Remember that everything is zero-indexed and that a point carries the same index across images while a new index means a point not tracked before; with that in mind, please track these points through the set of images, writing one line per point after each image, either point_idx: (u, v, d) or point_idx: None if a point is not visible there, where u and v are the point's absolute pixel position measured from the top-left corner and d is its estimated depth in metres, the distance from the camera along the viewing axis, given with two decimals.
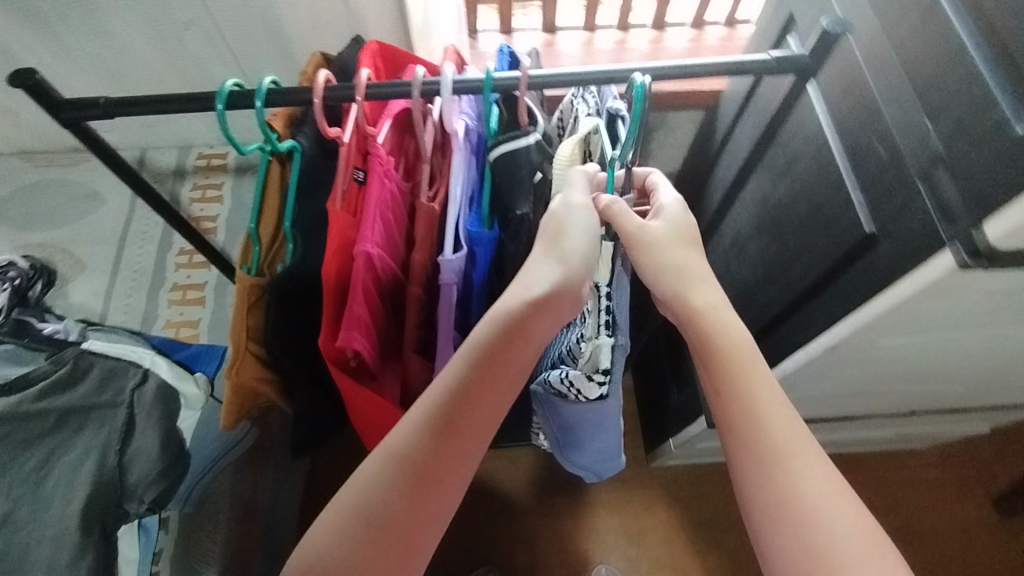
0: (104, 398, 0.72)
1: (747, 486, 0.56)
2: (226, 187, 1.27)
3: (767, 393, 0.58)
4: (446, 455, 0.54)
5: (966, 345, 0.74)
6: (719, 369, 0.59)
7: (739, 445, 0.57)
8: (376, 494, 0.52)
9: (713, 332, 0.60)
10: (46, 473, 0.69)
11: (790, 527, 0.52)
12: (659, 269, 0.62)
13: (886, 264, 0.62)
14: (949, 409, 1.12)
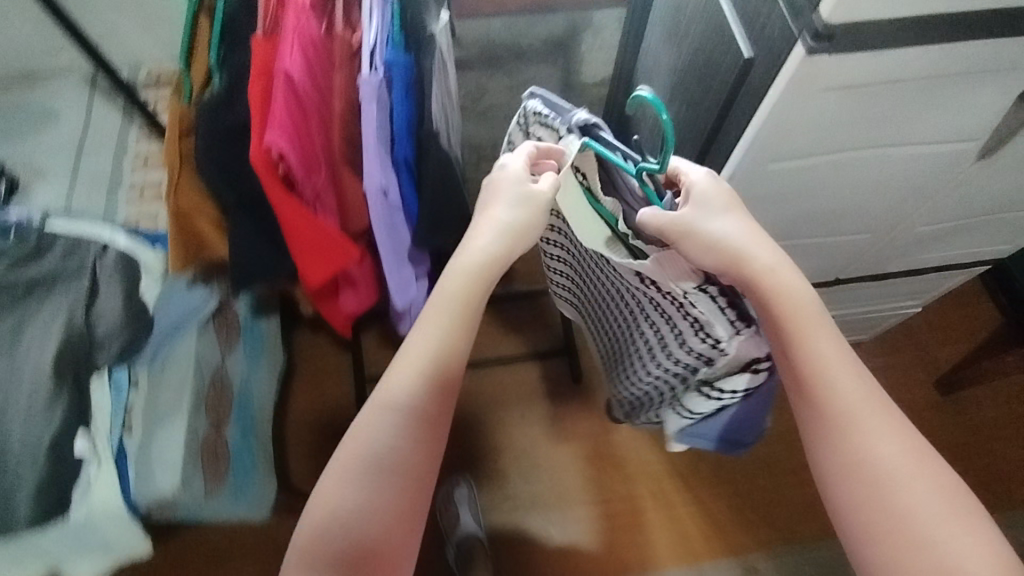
0: (69, 266, 0.77)
1: (823, 452, 0.61)
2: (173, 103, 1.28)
3: (831, 356, 0.61)
4: (432, 424, 0.60)
5: (852, 168, 0.82)
6: (780, 332, 0.63)
7: (813, 408, 0.61)
8: (371, 462, 0.57)
9: (769, 294, 0.63)
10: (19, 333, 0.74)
11: (861, 484, 0.58)
12: (710, 246, 0.63)
13: (761, 78, 0.70)
14: (871, 272, 1.21)
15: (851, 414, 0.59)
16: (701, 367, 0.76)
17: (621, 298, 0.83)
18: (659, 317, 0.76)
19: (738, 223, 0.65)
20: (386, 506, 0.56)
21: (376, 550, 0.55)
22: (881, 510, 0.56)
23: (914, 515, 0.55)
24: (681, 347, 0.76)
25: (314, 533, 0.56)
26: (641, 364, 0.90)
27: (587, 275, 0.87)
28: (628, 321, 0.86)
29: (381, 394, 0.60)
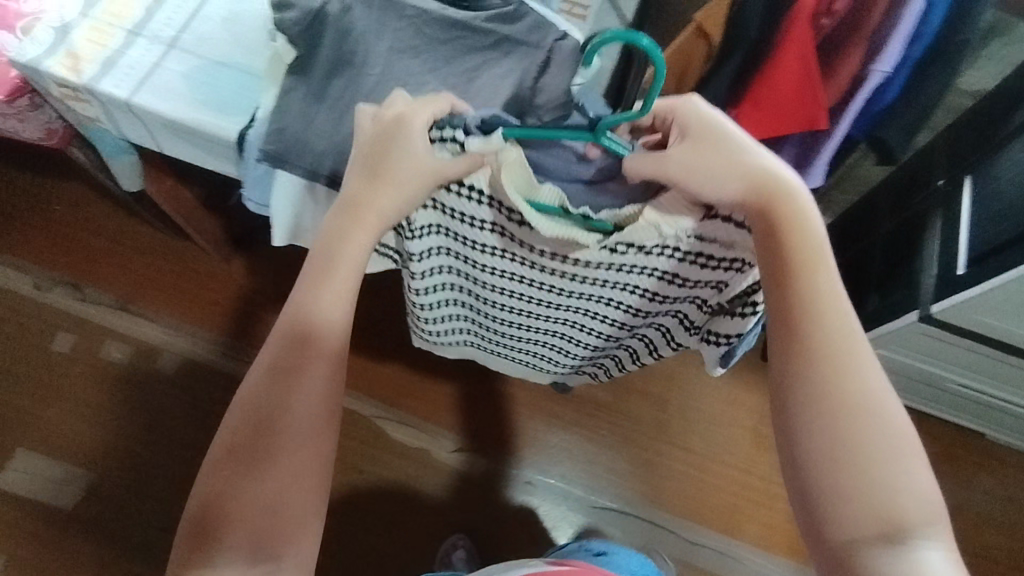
0: (532, 38, 0.89)
1: (802, 399, 0.60)
2: None
3: (823, 313, 0.62)
4: (297, 360, 0.66)
5: None
6: (774, 269, 0.64)
7: (788, 374, 0.62)
8: (277, 408, 0.64)
9: (783, 218, 0.64)
10: (477, 75, 0.90)
11: (844, 439, 0.58)
12: (736, 165, 0.66)
13: None
14: None
15: (838, 371, 0.60)
16: (685, 292, 0.81)
17: (569, 283, 0.84)
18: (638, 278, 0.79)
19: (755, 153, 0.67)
20: (294, 444, 0.64)
21: (271, 498, 0.62)
22: (864, 480, 0.56)
23: (893, 488, 0.56)
24: (680, 290, 0.81)
25: (214, 504, 0.61)
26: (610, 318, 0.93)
27: (508, 275, 0.88)
28: (578, 298, 0.89)
29: (289, 357, 0.66)
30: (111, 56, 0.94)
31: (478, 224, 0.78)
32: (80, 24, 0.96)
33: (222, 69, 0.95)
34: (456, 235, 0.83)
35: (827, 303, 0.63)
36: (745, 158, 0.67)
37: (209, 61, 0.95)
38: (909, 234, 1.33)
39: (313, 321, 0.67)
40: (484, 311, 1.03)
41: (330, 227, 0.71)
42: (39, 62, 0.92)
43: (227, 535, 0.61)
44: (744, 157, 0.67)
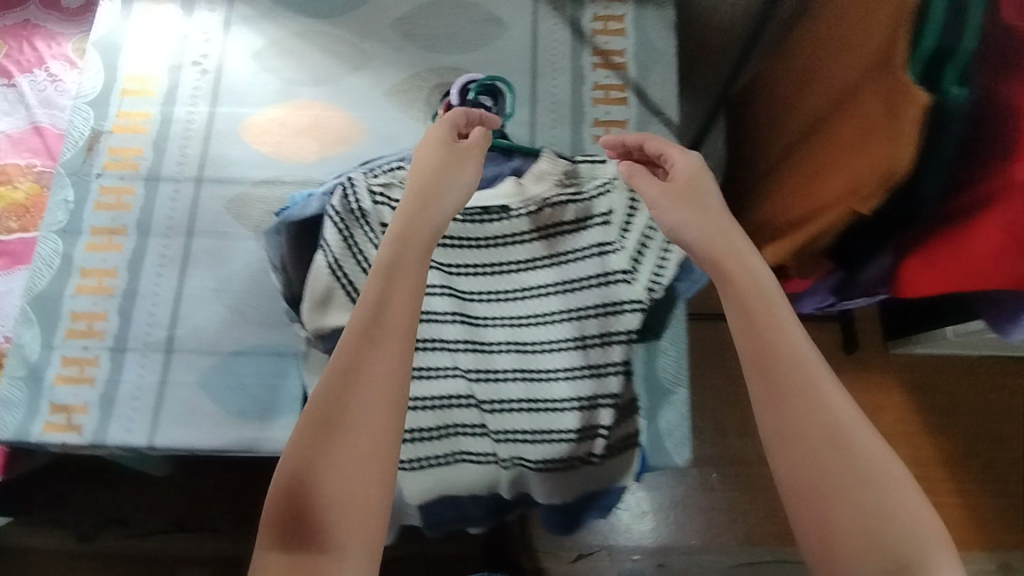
0: (617, 224, 0.71)
1: (814, 463, 0.42)
2: (630, 19, 0.93)
3: (788, 327, 0.46)
4: (393, 322, 0.47)
5: None
6: (726, 289, 0.48)
7: (756, 392, 0.45)
8: (367, 388, 0.45)
9: (728, 265, 0.49)
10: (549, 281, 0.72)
11: (846, 470, 0.41)
12: (705, 211, 0.52)
13: None
14: None
15: (833, 413, 0.43)
16: (628, 259, 0.70)
17: (514, 301, 0.72)
18: (577, 255, 0.72)
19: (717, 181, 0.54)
20: (368, 427, 0.44)
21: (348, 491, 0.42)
22: (869, 524, 0.40)
23: (900, 519, 0.40)
24: (604, 287, 0.70)
25: (299, 467, 0.43)
26: (573, 344, 0.71)
27: (456, 325, 0.70)
28: (523, 325, 0.72)
29: (383, 314, 0.47)
30: (106, 390, 0.76)
31: (443, 263, 0.72)
32: (52, 360, 0.77)
33: (244, 359, 0.78)
34: None
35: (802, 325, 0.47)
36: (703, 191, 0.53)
37: (226, 354, 0.78)
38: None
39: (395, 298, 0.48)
40: (450, 425, 0.70)
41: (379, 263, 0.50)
42: (29, 430, 0.74)
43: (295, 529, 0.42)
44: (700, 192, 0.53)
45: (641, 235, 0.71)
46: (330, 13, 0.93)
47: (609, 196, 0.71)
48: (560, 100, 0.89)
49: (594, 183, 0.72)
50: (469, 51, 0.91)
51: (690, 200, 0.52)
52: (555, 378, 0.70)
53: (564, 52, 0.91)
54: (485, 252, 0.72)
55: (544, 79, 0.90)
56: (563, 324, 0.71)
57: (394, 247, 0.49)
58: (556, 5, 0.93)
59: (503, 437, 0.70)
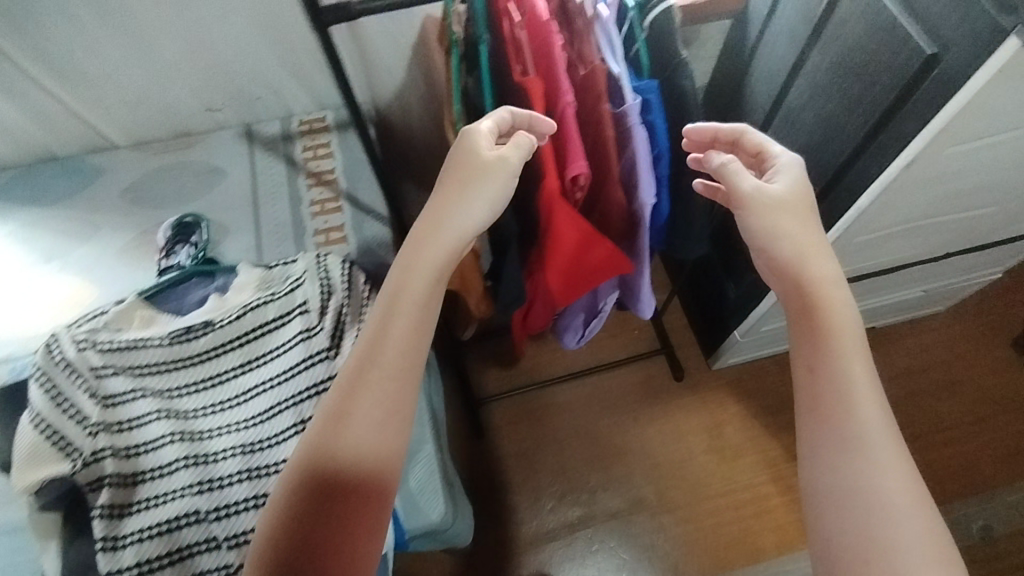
0: (313, 308, 0.79)
1: (824, 464, 0.58)
2: (336, 143, 1.08)
3: (855, 349, 0.60)
4: (403, 351, 0.58)
5: (1007, 153, 0.90)
6: (847, 317, 0.61)
7: (815, 398, 0.61)
8: (379, 468, 0.55)
9: (823, 296, 0.62)
10: (266, 378, 0.77)
11: (851, 462, 0.57)
12: (764, 230, 0.65)
13: (953, 75, 0.77)
14: (976, 245, 1.29)
15: (861, 423, 0.58)
16: (329, 338, 0.78)
17: (235, 406, 0.76)
18: (284, 347, 0.78)
19: (795, 195, 0.65)
20: (374, 457, 0.55)
21: (352, 498, 0.54)
22: (849, 498, 0.56)
23: (881, 500, 0.54)
24: (314, 368, 0.77)
25: (317, 457, 0.54)
26: (296, 430, 0.74)
27: (175, 444, 0.72)
28: (246, 427, 0.75)
29: (389, 345, 0.58)
30: None
31: (161, 390, 0.76)
32: None
33: None
34: (127, 420, 0.73)
35: (854, 351, 0.60)
36: (773, 216, 0.65)
37: None
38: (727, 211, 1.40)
39: (414, 343, 0.59)
40: (181, 548, 0.69)
41: (398, 280, 0.60)
42: None
43: (304, 513, 0.53)
44: (771, 216, 0.65)
45: (338, 314, 0.79)
46: (60, 199, 1.01)
47: (303, 287, 0.80)
48: (284, 219, 1.01)
49: (288, 281, 0.81)
50: (194, 200, 1.02)
51: (771, 209, 0.64)
52: (280, 469, 0.73)
53: (281, 182, 1.04)
54: (199, 367, 0.77)
55: (266, 207, 1.02)
56: (285, 413, 0.75)
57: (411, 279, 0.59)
58: (270, 146, 1.07)
59: (234, 543, 0.70)
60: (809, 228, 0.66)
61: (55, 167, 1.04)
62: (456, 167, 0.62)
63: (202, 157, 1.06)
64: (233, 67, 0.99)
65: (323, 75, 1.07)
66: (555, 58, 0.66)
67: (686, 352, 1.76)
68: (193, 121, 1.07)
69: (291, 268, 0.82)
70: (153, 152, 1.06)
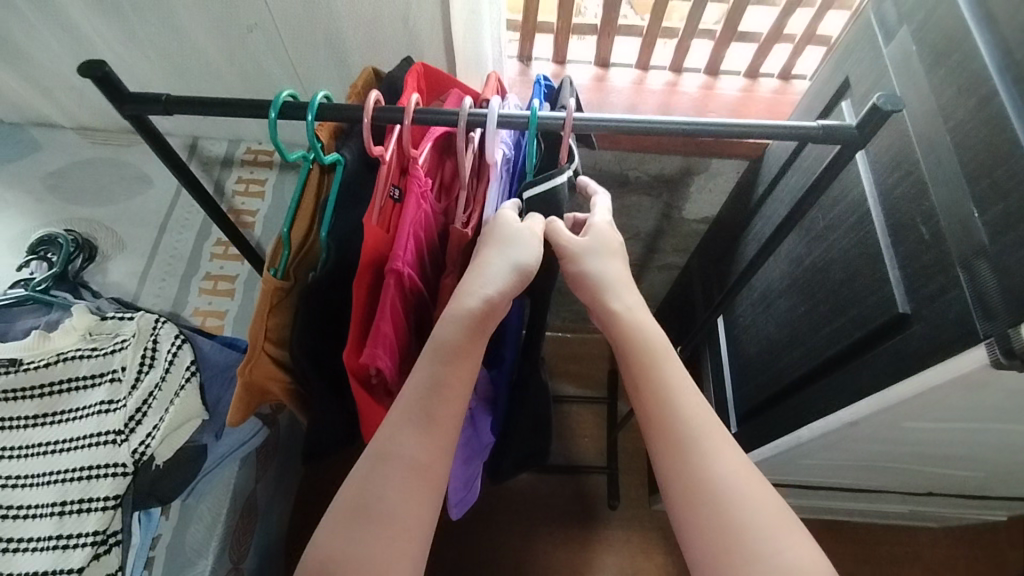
0: (124, 380, 0.72)
1: (674, 506, 0.49)
2: (271, 183, 1.03)
3: (680, 383, 0.53)
4: (454, 392, 0.52)
5: (987, 437, 0.73)
6: (676, 369, 0.54)
7: (657, 443, 0.51)
8: (415, 509, 0.47)
9: (632, 345, 0.55)
10: (50, 440, 0.71)
11: (677, 457, 0.50)
12: (585, 271, 0.59)
13: (915, 349, 0.61)
14: (966, 493, 1.08)
15: (705, 459, 0.49)
16: (124, 419, 0.70)
17: (10, 460, 0.70)
18: (81, 412, 0.71)
19: (608, 253, 0.60)
20: (392, 498, 0.47)
21: (404, 530, 0.47)
22: (691, 498, 0.48)
23: (722, 492, 0.47)
24: (97, 448, 0.69)
25: (357, 498, 0.47)
26: (52, 510, 0.67)
27: None
28: (9, 487, 0.69)
29: (421, 387, 0.51)
30: None
31: None
32: None
33: None
34: None
35: (682, 389, 0.53)
36: (593, 261, 0.59)
37: None
38: (694, 358, 1.25)
39: (445, 386, 0.52)
40: None
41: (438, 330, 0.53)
42: None
43: (351, 549, 0.45)
44: (591, 260, 0.59)
45: (147, 394, 0.71)
46: None
47: (125, 353, 0.73)
48: (183, 252, 0.95)
49: (114, 340, 0.74)
50: (106, 205, 0.98)
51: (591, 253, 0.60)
52: (20, 550, 0.66)
53: (198, 210, 0.98)
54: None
55: (172, 233, 0.96)
56: (51, 487, 0.68)
57: (463, 328, 0.53)
58: (206, 169, 1.03)
59: None
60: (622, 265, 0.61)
61: None
62: (496, 233, 0.57)
63: (136, 160, 1.02)
64: (181, 85, 0.94)
65: None
66: (410, 212, 0.56)
67: (629, 478, 1.54)
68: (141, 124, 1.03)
69: (122, 325, 0.74)
70: (93, 142, 1.03)
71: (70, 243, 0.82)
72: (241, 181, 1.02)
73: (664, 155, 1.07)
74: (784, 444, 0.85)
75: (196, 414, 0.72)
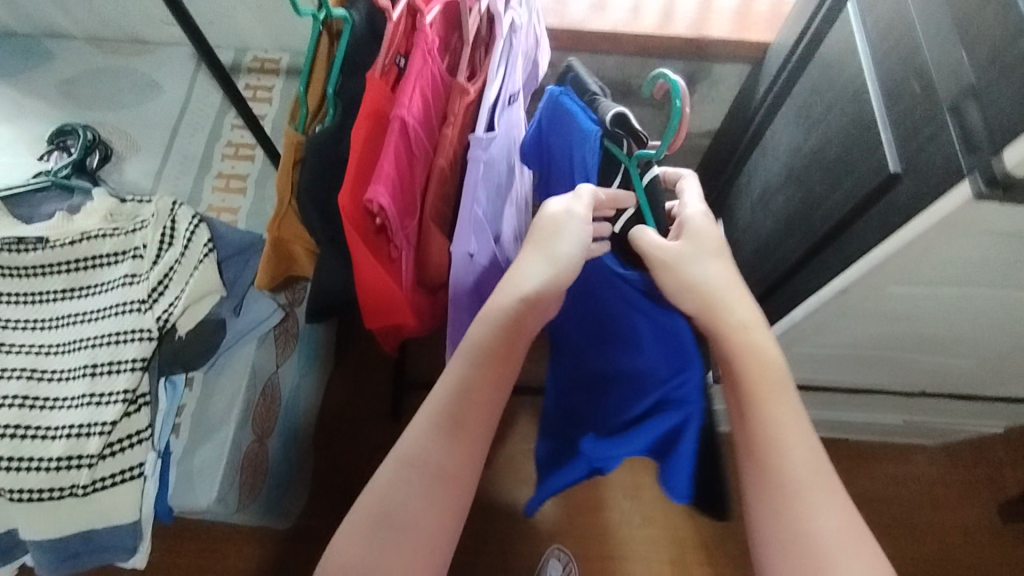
0: (145, 256, 0.76)
1: (770, 546, 0.50)
2: (276, 91, 1.05)
3: (792, 419, 0.52)
4: (482, 398, 0.55)
5: (978, 306, 0.75)
6: (789, 410, 0.52)
7: (765, 485, 0.51)
8: (434, 513, 0.52)
9: (738, 371, 0.53)
10: (78, 311, 0.75)
11: (780, 509, 0.50)
12: (685, 283, 0.55)
13: (905, 203, 0.63)
14: (960, 392, 1.11)
15: (807, 509, 0.49)
16: (147, 290, 0.74)
17: (42, 330, 0.74)
18: (106, 286, 0.75)
19: (715, 259, 0.56)
20: (419, 502, 0.52)
21: (424, 539, 0.52)
22: (792, 555, 0.49)
23: (822, 548, 0.48)
24: (123, 317, 0.73)
25: (383, 499, 0.53)
26: (84, 372, 0.72)
27: None
28: (42, 353, 0.73)
29: (455, 392, 0.55)
30: None
31: None
32: None
33: None
34: None
35: (792, 430, 0.52)
36: (692, 268, 0.55)
37: None
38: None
39: (477, 394, 0.55)
40: None
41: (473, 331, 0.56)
42: None
43: (374, 557, 0.51)
44: (689, 268, 0.55)
45: (168, 268, 0.75)
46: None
47: (145, 232, 0.77)
48: (194, 155, 0.98)
49: (134, 220, 0.77)
50: (117, 110, 1.00)
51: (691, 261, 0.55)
52: (57, 407, 0.70)
53: (207, 116, 1.00)
54: (21, 281, 0.76)
55: (183, 136, 0.99)
56: (81, 352, 0.73)
57: (494, 330, 0.55)
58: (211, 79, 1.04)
59: None
60: (730, 271, 0.56)
61: (7, 41, 1.04)
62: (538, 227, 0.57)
63: (143, 67, 1.04)
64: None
65: (282, 16, 1.01)
66: (413, 71, 0.59)
67: None
68: (146, 33, 1.04)
69: (142, 208, 0.78)
70: (102, 51, 1.05)
71: (87, 136, 0.84)
72: (247, 89, 1.04)
73: (665, 61, 1.08)
74: (781, 328, 0.88)
75: (213, 288, 0.76)
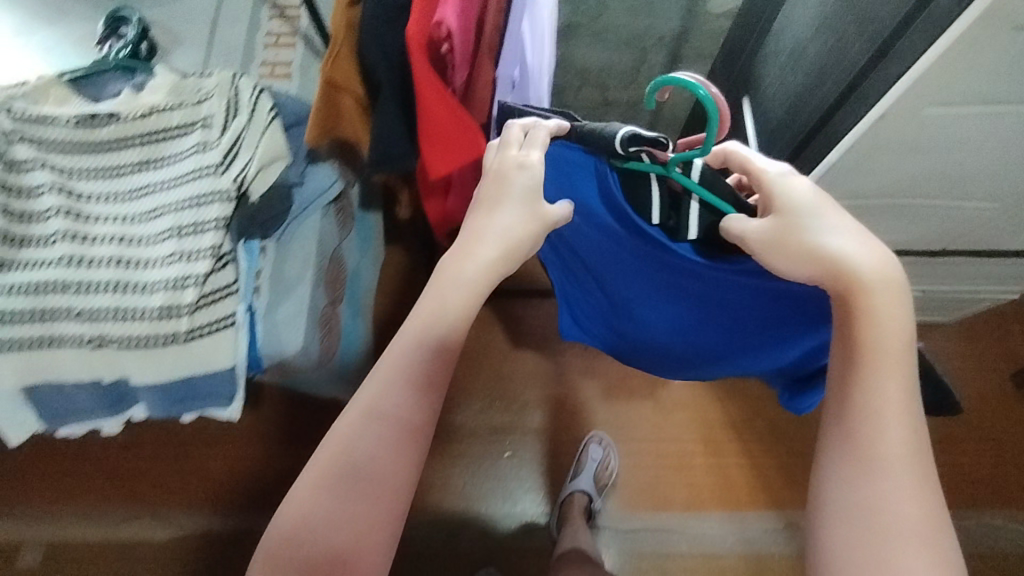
0: (213, 125, 0.79)
1: (834, 501, 0.47)
2: None
3: (896, 383, 0.47)
4: (450, 354, 0.52)
5: (1006, 130, 0.79)
6: (888, 379, 0.47)
7: (846, 446, 0.47)
8: (393, 474, 0.48)
9: (847, 323, 0.49)
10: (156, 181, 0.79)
11: (862, 474, 0.46)
12: (788, 257, 0.52)
13: (943, 14, 0.66)
14: (981, 248, 1.16)
15: (884, 477, 0.45)
16: (220, 156, 0.78)
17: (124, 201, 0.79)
18: (180, 156, 0.79)
19: (852, 232, 0.51)
20: (381, 458, 0.48)
21: (388, 484, 0.47)
22: (855, 516, 0.45)
23: (886, 516, 0.44)
24: (200, 182, 0.77)
25: (343, 454, 0.47)
26: (170, 234, 0.77)
27: (61, 217, 0.76)
28: (128, 221, 0.78)
29: (427, 346, 0.51)
30: None
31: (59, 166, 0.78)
32: None
33: None
34: (16, 188, 0.77)
35: (886, 401, 0.47)
36: (794, 238, 0.52)
37: None
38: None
39: (447, 349, 0.52)
40: (50, 309, 0.74)
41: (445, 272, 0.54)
42: None
43: (332, 508, 0.46)
44: (793, 238, 0.52)
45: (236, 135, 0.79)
46: None
47: (210, 103, 0.80)
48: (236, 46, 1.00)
49: (198, 94, 0.81)
50: (156, 7, 1.02)
51: (791, 234, 0.52)
52: (150, 266, 0.76)
53: (244, 8, 1.02)
54: (98, 157, 0.79)
55: (224, 29, 1.00)
56: (165, 217, 0.77)
57: (465, 280, 0.54)
58: None
59: (89, 316, 0.74)
60: (840, 233, 0.51)
61: None
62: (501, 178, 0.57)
63: None
64: None
65: None
66: None
67: None
68: None
69: (204, 82, 0.81)
70: None
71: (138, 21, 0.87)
72: None
73: None
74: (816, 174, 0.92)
75: (279, 152, 0.80)
